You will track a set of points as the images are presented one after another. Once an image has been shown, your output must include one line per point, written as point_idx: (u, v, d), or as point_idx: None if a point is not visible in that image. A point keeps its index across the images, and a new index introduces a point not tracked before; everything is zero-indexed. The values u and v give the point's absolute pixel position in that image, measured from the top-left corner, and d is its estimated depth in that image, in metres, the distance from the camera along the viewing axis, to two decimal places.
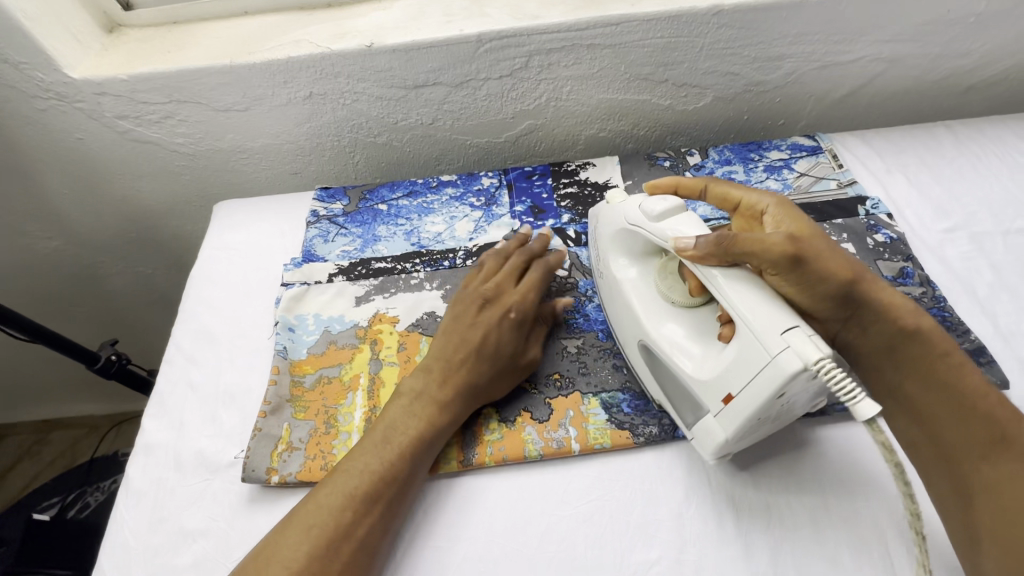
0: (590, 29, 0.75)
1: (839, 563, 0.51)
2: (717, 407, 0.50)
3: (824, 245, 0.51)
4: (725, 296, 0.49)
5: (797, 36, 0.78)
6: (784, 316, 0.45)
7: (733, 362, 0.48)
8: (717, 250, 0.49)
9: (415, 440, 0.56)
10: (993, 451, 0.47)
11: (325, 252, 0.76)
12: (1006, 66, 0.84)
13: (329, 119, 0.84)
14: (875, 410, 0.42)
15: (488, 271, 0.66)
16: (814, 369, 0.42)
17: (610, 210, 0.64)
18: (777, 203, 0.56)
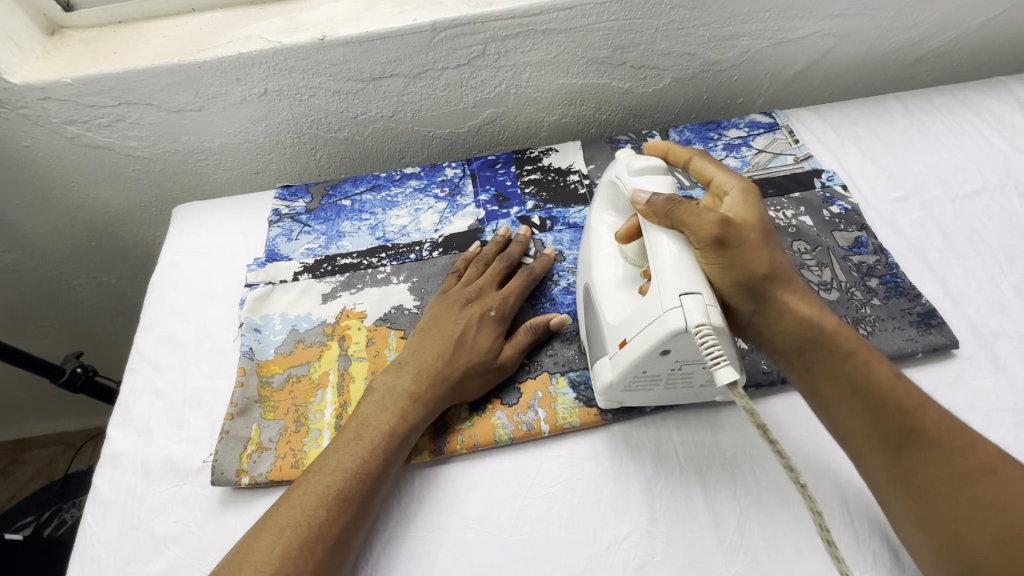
0: (544, 14, 0.75)
1: (803, 525, 0.52)
2: (612, 348, 0.53)
3: (754, 239, 0.52)
4: (655, 252, 0.51)
5: (748, 14, 0.79)
6: (692, 281, 0.48)
7: (638, 311, 0.51)
8: (663, 206, 0.52)
9: (387, 434, 0.56)
10: (906, 440, 0.48)
11: (289, 251, 0.76)
12: (951, 37, 0.87)
13: (287, 115, 0.83)
14: (732, 376, 0.44)
15: (470, 275, 0.68)
16: (694, 330, 0.46)
17: (613, 163, 0.63)
18: (742, 189, 0.56)
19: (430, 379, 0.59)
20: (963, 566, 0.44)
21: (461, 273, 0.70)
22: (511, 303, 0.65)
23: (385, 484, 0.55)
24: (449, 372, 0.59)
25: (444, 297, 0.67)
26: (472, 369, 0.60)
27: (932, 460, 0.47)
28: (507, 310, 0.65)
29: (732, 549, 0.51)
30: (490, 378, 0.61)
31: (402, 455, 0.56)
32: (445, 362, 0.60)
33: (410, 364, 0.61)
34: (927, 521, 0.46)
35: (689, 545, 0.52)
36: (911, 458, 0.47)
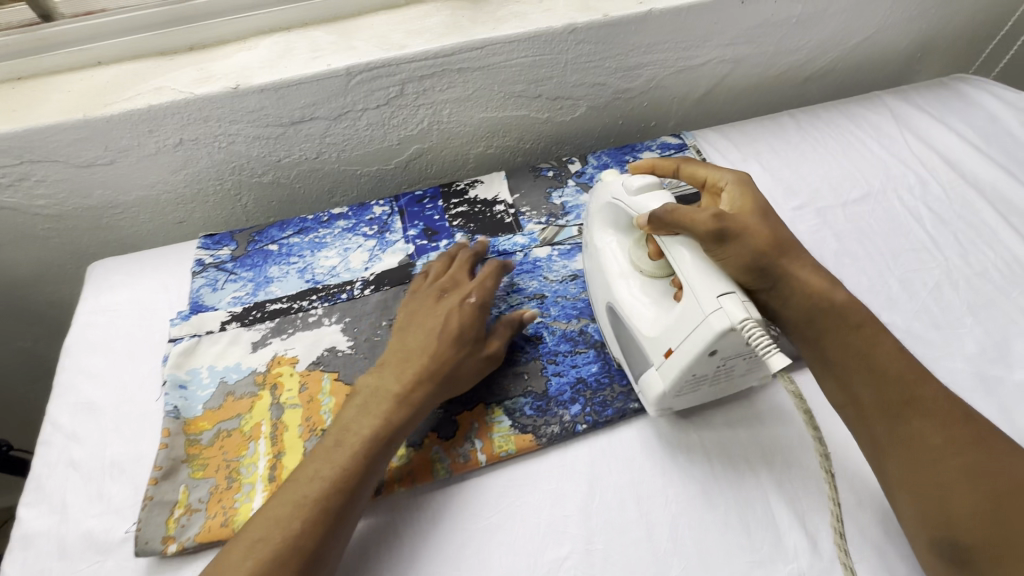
0: (456, 55, 0.78)
1: (731, 526, 0.55)
2: (659, 359, 0.56)
3: (750, 221, 0.56)
4: (676, 259, 0.54)
5: (649, 46, 0.84)
6: (722, 283, 0.51)
7: (676, 320, 0.53)
8: (664, 216, 0.55)
9: (371, 436, 0.55)
10: (906, 411, 0.51)
11: (215, 301, 0.74)
12: (831, 59, 0.96)
13: (206, 164, 0.82)
14: (784, 363, 0.45)
15: (437, 272, 0.69)
16: (739, 327, 0.48)
17: (603, 186, 0.68)
18: (736, 181, 0.61)
19: (415, 376, 0.59)
20: (945, 525, 0.47)
21: (427, 271, 0.70)
22: (488, 290, 0.66)
23: (368, 488, 0.54)
24: (435, 369, 0.59)
25: (413, 300, 0.67)
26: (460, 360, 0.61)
27: (927, 431, 0.50)
28: (484, 298, 0.66)
29: (667, 557, 0.53)
30: (473, 372, 0.61)
31: (388, 458, 0.56)
32: (433, 358, 0.60)
33: (391, 365, 0.60)
34: (913, 484, 0.49)
35: (626, 559, 0.53)
36: (908, 427, 0.51)
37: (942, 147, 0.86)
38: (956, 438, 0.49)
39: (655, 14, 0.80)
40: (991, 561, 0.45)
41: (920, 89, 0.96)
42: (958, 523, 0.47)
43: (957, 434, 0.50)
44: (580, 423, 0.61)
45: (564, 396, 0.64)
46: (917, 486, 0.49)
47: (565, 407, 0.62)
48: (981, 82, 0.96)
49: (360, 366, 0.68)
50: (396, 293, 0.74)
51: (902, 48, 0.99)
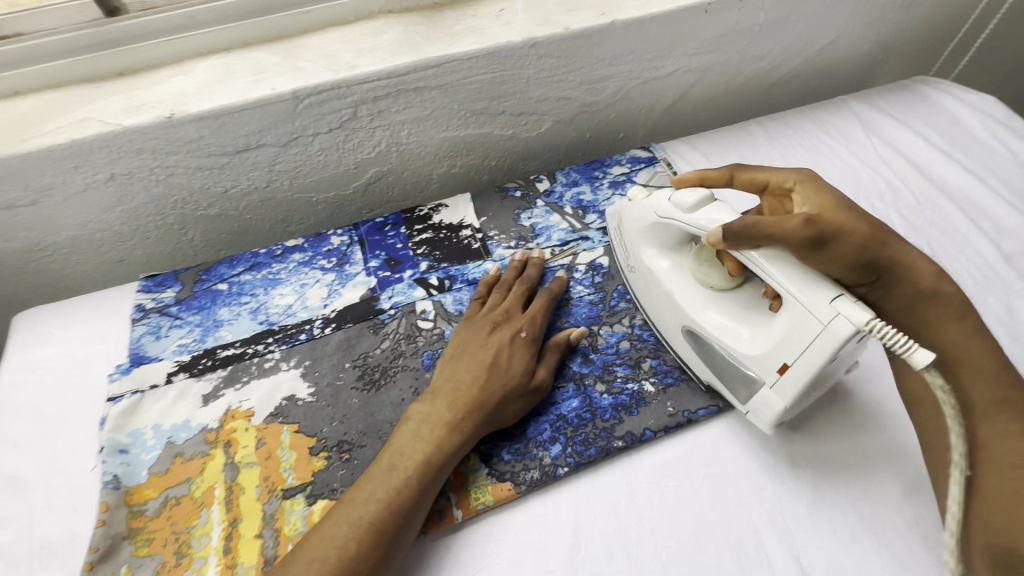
0: (412, 74, 0.73)
1: (724, 570, 0.52)
2: (772, 380, 0.52)
3: (844, 217, 0.53)
4: (767, 274, 0.52)
5: (613, 58, 0.81)
6: (828, 287, 0.48)
7: (787, 334, 0.51)
8: (744, 232, 0.51)
9: (422, 465, 0.53)
10: (994, 410, 0.48)
11: (158, 350, 0.68)
12: (795, 65, 0.95)
13: (144, 198, 0.75)
14: (931, 357, 0.43)
15: (495, 300, 0.67)
16: (868, 330, 0.45)
17: (636, 207, 0.66)
18: (804, 179, 0.58)
19: (467, 406, 0.56)
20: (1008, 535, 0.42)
21: (484, 299, 0.68)
22: (540, 322, 0.64)
23: (420, 516, 0.51)
24: (485, 398, 0.57)
25: (465, 332, 0.64)
26: (510, 394, 0.58)
27: (1013, 432, 0.46)
28: (538, 328, 0.64)
29: None
30: (526, 401, 0.59)
31: (439, 483, 0.53)
32: (483, 391, 0.57)
33: (445, 392, 0.58)
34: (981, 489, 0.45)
35: None
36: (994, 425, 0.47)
37: (910, 150, 0.86)
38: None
39: (617, 25, 0.77)
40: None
41: (884, 93, 0.96)
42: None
43: None
44: (561, 465, 0.57)
45: (543, 436, 0.60)
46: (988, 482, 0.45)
47: (544, 448, 0.59)
48: (941, 84, 0.97)
49: (322, 415, 0.62)
50: (360, 331, 0.69)
51: (863, 52, 0.99)
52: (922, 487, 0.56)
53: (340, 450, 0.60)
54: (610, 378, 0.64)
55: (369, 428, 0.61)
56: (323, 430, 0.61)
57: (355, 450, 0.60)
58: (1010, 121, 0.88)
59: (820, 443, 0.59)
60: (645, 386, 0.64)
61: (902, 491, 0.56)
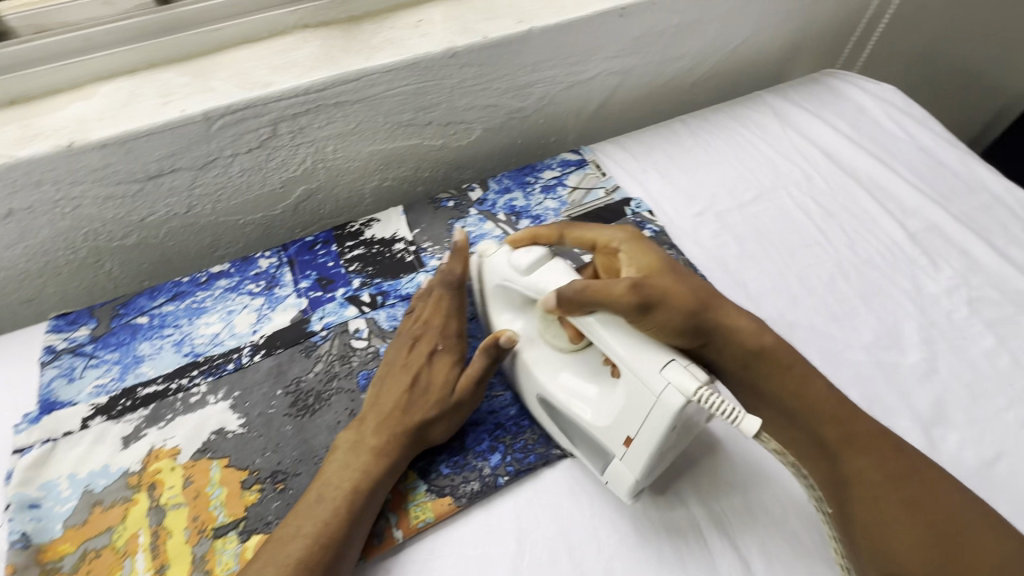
0: (330, 89, 0.72)
1: (666, 561, 0.52)
2: (620, 455, 0.51)
3: (668, 280, 0.53)
4: (605, 343, 0.50)
5: (536, 65, 0.82)
6: (659, 354, 0.47)
7: (625, 405, 0.49)
8: (574, 297, 0.51)
9: (353, 492, 0.52)
10: (844, 447, 0.50)
11: (72, 394, 0.63)
12: (713, 63, 0.99)
13: (50, 233, 0.71)
14: (757, 424, 0.44)
15: (418, 312, 0.66)
16: (695, 399, 0.44)
17: (484, 266, 0.64)
18: (629, 239, 0.58)
19: (391, 429, 0.56)
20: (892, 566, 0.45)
21: (412, 310, 0.67)
22: (454, 335, 0.64)
23: (358, 542, 0.51)
24: (409, 421, 0.56)
25: (386, 354, 0.63)
26: (436, 410, 0.57)
27: (864, 468, 0.49)
28: (453, 341, 0.63)
29: None
30: (457, 415, 0.58)
31: (373, 509, 0.52)
32: (405, 412, 0.57)
33: (370, 419, 0.57)
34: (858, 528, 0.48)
35: None
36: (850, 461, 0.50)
37: (822, 140, 0.91)
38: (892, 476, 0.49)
39: (536, 33, 0.78)
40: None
41: (797, 86, 1.01)
42: (902, 558, 0.45)
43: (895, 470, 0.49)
44: (501, 475, 0.57)
45: (482, 446, 0.60)
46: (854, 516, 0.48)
47: (485, 458, 0.58)
48: (848, 76, 1.03)
49: (254, 446, 0.60)
50: (292, 355, 0.67)
51: (775, 48, 1.04)
52: None
53: (274, 480, 0.58)
54: None
55: (303, 454, 0.59)
56: (255, 461, 0.59)
57: (290, 478, 0.58)
58: (909, 109, 0.95)
59: None
60: None
61: None
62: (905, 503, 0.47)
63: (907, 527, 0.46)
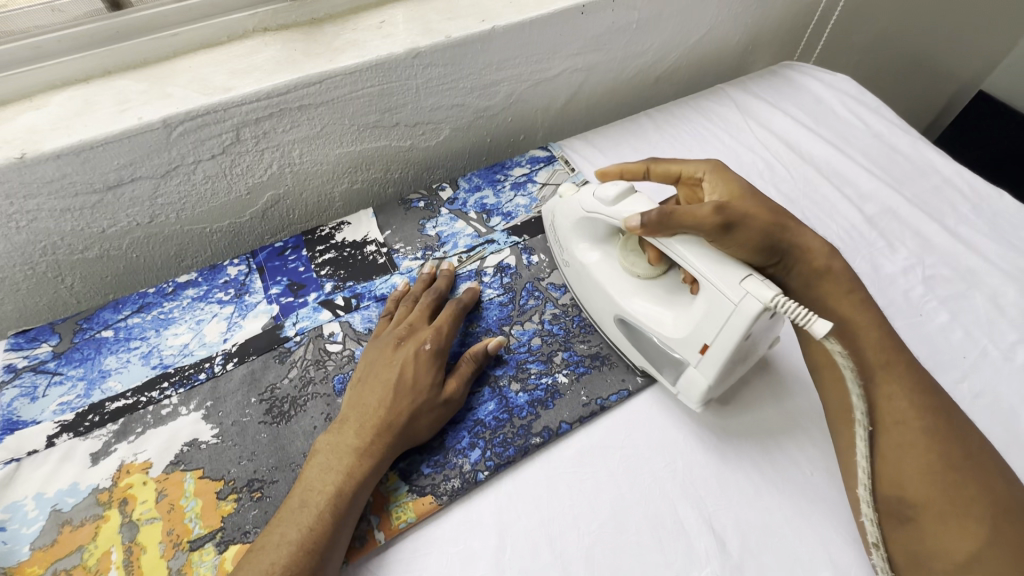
0: (293, 92, 0.71)
1: (644, 544, 0.54)
2: (694, 364, 0.56)
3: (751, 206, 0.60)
4: (685, 259, 0.55)
5: (501, 63, 0.83)
6: (739, 269, 0.52)
7: (704, 315, 0.54)
8: (658, 219, 0.55)
9: (333, 497, 0.51)
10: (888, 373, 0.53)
11: (35, 412, 0.62)
12: (675, 58, 1.01)
13: (5, 248, 0.68)
14: (828, 326, 0.46)
15: (401, 315, 0.66)
16: (772, 305, 0.48)
17: (564, 202, 0.70)
18: (712, 169, 0.64)
19: (375, 431, 0.55)
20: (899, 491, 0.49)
21: (392, 314, 0.68)
22: (445, 332, 0.63)
23: (339, 549, 0.50)
24: (393, 420, 0.56)
25: (374, 346, 0.63)
26: (420, 410, 0.57)
27: (897, 396, 0.51)
28: (445, 340, 0.63)
29: None
30: (438, 415, 0.59)
31: (355, 513, 0.52)
32: (389, 410, 0.56)
33: (352, 422, 0.57)
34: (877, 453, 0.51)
35: None
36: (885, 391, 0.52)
37: (782, 131, 0.93)
38: (928, 412, 0.50)
39: (499, 31, 0.79)
40: (935, 518, 0.47)
41: (756, 79, 1.04)
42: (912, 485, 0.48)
43: (926, 404, 0.51)
44: (481, 470, 0.58)
45: (461, 443, 0.60)
46: (885, 448, 0.50)
47: (463, 454, 0.59)
48: (804, 67, 1.06)
49: (229, 455, 0.59)
50: (265, 362, 0.66)
51: (735, 42, 1.06)
52: (810, 438, 0.61)
53: (250, 489, 0.57)
54: (524, 376, 0.66)
55: (280, 461, 0.59)
56: (230, 471, 0.58)
57: (267, 486, 0.57)
58: (863, 97, 0.98)
59: (720, 410, 0.63)
60: (559, 378, 0.66)
61: (794, 443, 0.61)
62: (934, 438, 0.49)
63: (929, 455, 0.48)
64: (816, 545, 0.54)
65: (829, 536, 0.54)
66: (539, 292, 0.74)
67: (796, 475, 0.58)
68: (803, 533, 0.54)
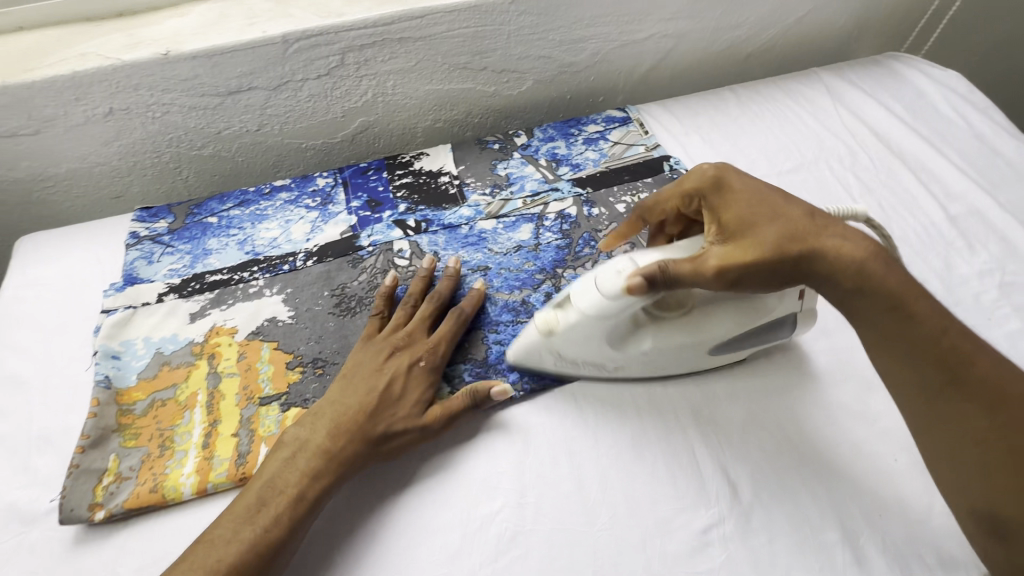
0: (396, 24, 0.77)
1: (656, 476, 0.57)
2: (796, 308, 0.61)
3: (769, 233, 0.53)
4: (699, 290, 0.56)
5: (592, 19, 0.85)
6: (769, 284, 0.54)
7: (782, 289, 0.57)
8: (660, 278, 0.52)
9: (293, 500, 0.52)
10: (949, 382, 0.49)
11: (150, 273, 0.72)
12: (772, 35, 0.99)
13: (141, 135, 0.80)
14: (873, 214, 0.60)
15: (398, 320, 0.65)
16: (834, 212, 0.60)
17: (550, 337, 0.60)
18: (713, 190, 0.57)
19: (349, 437, 0.55)
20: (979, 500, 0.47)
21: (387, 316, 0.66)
22: (442, 352, 0.62)
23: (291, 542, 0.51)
24: (369, 429, 0.56)
25: (362, 349, 0.63)
26: (395, 429, 0.57)
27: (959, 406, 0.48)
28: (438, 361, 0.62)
29: (595, 507, 0.55)
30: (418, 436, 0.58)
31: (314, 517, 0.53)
32: (366, 420, 0.56)
33: (327, 417, 0.57)
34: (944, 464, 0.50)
35: (558, 508, 0.55)
36: (948, 407, 0.48)
37: (874, 120, 0.90)
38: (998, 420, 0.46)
39: None
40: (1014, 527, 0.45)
41: (855, 66, 1.00)
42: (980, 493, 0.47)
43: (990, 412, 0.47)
44: (517, 388, 0.63)
45: (503, 361, 0.65)
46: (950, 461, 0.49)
47: (503, 371, 0.64)
48: (911, 59, 1.00)
49: (301, 334, 0.67)
50: (340, 265, 0.73)
51: (839, 26, 1.02)
52: (843, 414, 0.61)
53: (314, 366, 0.65)
54: None
55: (342, 347, 0.66)
56: (301, 347, 0.66)
57: (328, 365, 0.65)
58: (970, 96, 0.93)
59: (755, 373, 0.64)
60: None
61: (826, 416, 0.61)
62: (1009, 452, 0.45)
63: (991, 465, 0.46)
64: (828, 508, 0.55)
65: (843, 504, 0.55)
66: (594, 243, 0.75)
67: (821, 444, 0.59)
68: (818, 497, 0.56)
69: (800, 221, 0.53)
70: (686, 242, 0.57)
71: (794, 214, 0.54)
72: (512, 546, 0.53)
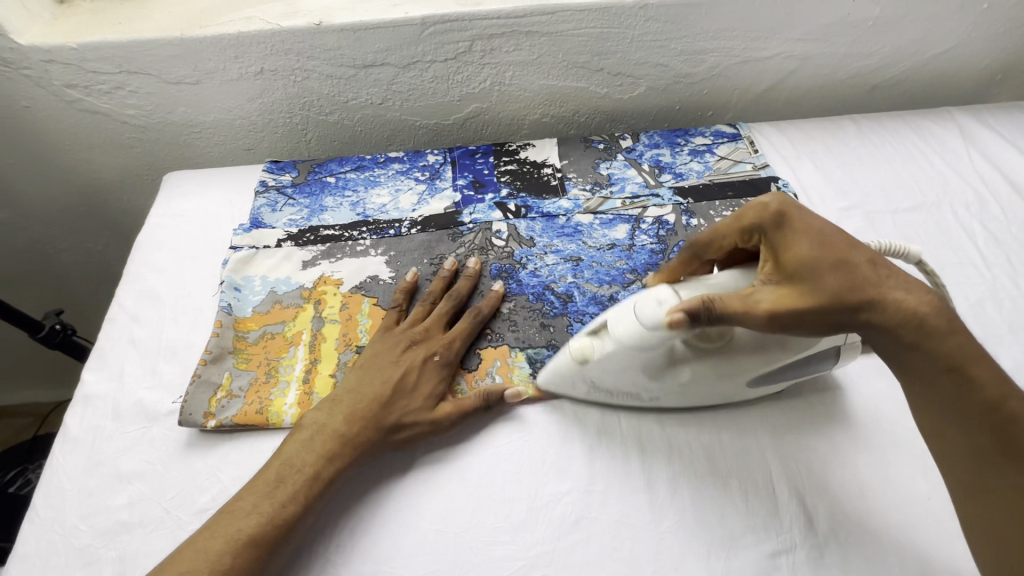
0: (526, 18, 0.81)
1: (728, 490, 0.56)
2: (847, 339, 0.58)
3: (834, 281, 0.49)
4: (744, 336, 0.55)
5: (717, 32, 0.85)
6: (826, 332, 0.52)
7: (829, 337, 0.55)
8: (704, 313, 0.50)
9: (310, 478, 0.54)
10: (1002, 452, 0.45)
11: (273, 220, 0.79)
12: (904, 68, 0.94)
13: (281, 96, 0.87)
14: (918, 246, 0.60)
15: (417, 315, 0.66)
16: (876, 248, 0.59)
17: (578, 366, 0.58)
18: (773, 226, 0.53)
19: (363, 422, 0.57)
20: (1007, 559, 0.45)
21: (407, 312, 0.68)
22: (457, 347, 0.63)
23: (367, 461, 0.57)
24: (383, 418, 0.57)
25: (379, 343, 0.64)
26: (407, 418, 0.58)
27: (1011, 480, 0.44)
28: (452, 356, 0.63)
29: (663, 509, 0.55)
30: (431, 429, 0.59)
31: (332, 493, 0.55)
32: (380, 407, 0.58)
33: (344, 404, 0.58)
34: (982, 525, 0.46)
35: (624, 502, 0.56)
36: (995, 480, 0.45)
37: (1009, 168, 0.84)
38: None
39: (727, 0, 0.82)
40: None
41: (995, 110, 0.93)
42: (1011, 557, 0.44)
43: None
44: None
45: None
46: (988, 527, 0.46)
47: None
48: None
49: None
50: (440, 237, 0.77)
51: (981, 66, 0.96)
52: None
53: None
54: None
55: None
56: None
57: None
58: None
59: (849, 408, 0.61)
60: None
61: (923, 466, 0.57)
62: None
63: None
64: (913, 560, 0.52)
65: (928, 559, 0.52)
66: None
67: (912, 492, 0.56)
68: (901, 547, 0.53)
69: (862, 269, 0.50)
70: (732, 276, 0.54)
71: (857, 261, 0.50)
72: (575, 529, 0.54)
